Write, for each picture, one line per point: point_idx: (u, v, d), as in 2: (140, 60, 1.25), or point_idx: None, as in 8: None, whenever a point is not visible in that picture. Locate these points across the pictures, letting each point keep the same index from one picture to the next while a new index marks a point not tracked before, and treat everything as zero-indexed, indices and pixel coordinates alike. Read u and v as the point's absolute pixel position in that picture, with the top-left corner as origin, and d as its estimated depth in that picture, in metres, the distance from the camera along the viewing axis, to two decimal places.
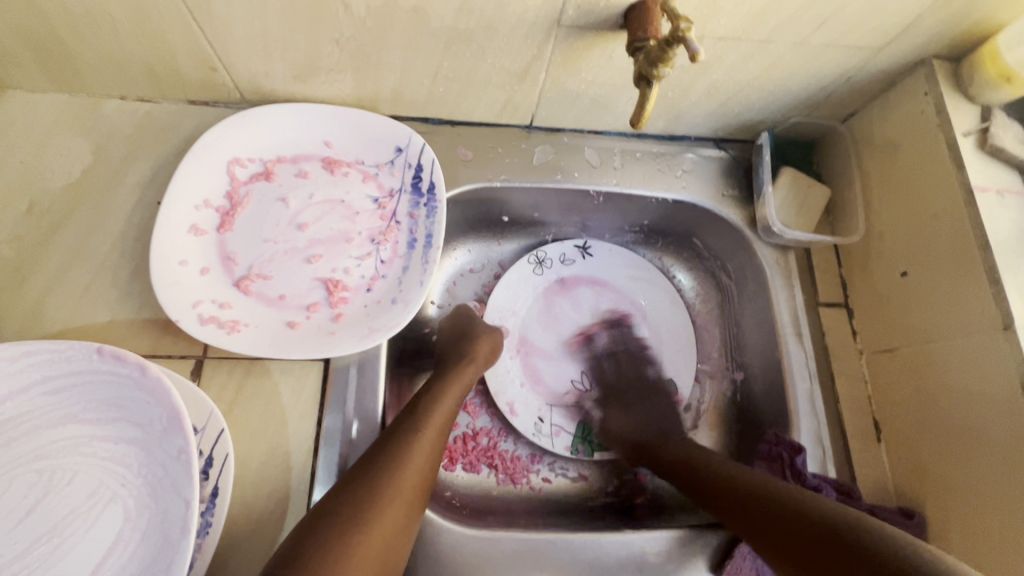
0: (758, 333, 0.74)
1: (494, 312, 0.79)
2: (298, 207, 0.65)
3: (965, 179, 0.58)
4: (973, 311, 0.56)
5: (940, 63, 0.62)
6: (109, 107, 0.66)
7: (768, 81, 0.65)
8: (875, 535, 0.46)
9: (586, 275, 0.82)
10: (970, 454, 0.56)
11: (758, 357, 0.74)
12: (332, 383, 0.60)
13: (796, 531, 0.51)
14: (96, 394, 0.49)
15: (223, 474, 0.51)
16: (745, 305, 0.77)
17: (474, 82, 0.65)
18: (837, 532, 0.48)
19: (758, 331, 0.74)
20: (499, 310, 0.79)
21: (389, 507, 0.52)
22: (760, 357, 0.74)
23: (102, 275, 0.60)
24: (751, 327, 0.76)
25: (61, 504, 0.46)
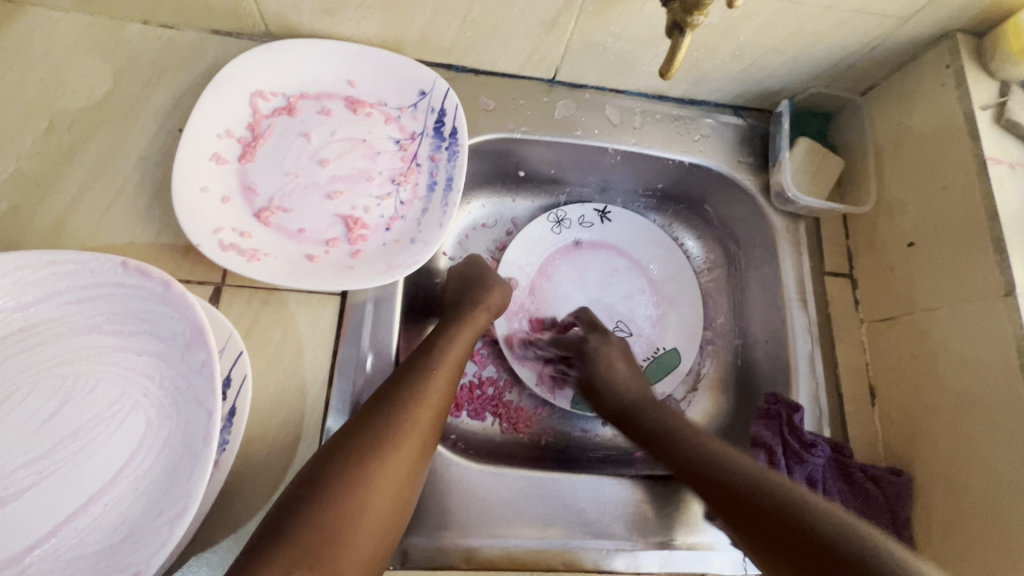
0: (626, 359, 0.73)
1: (507, 268, 0.80)
2: (320, 143, 0.65)
3: (979, 151, 0.59)
4: (979, 279, 0.58)
5: (963, 37, 0.63)
6: (130, 31, 0.65)
7: (794, 46, 0.65)
8: (779, 493, 0.53)
9: (601, 237, 0.83)
10: (961, 415, 0.58)
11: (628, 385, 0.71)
12: (349, 318, 0.61)
13: (739, 496, 0.55)
14: (120, 306, 0.49)
15: (241, 395, 0.52)
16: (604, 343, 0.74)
17: (503, 28, 0.64)
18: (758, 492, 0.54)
19: (629, 365, 0.73)
20: (511, 267, 0.80)
21: (406, 439, 0.54)
22: (624, 390, 0.71)
23: (122, 198, 0.60)
24: (614, 356, 0.73)
25: (84, 410, 0.47)
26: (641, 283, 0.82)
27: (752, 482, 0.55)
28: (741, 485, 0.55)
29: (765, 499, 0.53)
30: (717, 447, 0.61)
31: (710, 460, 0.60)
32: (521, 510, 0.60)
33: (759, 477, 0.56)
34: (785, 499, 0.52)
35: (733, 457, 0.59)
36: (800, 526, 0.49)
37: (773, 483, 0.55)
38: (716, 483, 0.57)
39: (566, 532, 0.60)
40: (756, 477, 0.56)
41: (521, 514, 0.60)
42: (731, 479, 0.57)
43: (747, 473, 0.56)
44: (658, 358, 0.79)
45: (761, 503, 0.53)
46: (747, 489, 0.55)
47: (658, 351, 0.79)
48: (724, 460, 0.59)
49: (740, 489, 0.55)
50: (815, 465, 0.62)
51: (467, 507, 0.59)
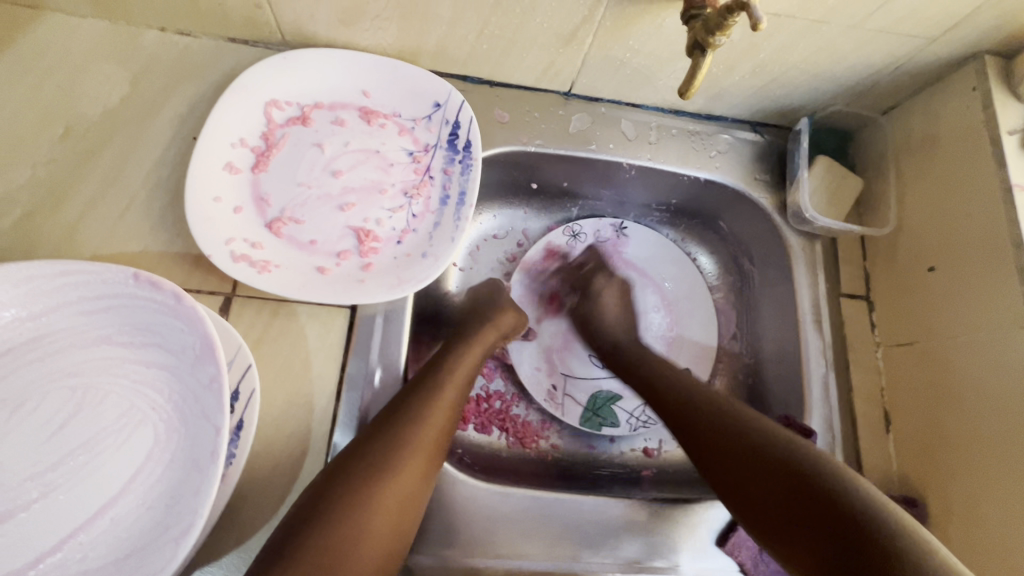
0: (620, 306, 0.77)
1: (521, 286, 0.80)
2: (333, 154, 0.65)
3: (1005, 177, 0.58)
4: (1001, 308, 0.57)
5: (991, 58, 0.62)
6: (147, 37, 0.65)
7: (815, 64, 0.64)
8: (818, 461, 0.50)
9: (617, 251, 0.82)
10: (980, 447, 0.57)
11: (618, 327, 0.75)
12: (358, 331, 0.61)
13: (761, 454, 0.53)
14: (130, 318, 0.49)
15: (249, 408, 0.52)
16: (607, 284, 0.78)
17: (519, 41, 0.64)
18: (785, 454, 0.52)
19: (618, 302, 0.77)
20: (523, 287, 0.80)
21: (412, 457, 0.53)
22: (617, 330, 0.74)
23: (135, 206, 0.60)
24: (608, 296, 0.77)
25: (93, 422, 0.47)
26: (656, 298, 0.81)
27: (787, 444, 0.53)
28: (762, 445, 0.54)
29: (789, 462, 0.51)
30: (736, 405, 0.59)
31: (724, 411, 0.59)
32: (527, 530, 0.59)
33: (795, 444, 0.53)
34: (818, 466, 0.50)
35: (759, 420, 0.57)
36: (824, 492, 0.48)
37: (805, 449, 0.52)
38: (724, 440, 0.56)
39: (573, 553, 0.59)
40: (787, 439, 0.53)
41: (527, 534, 0.59)
42: (755, 437, 0.54)
43: (775, 435, 0.54)
44: None
45: (791, 464, 0.51)
46: (776, 450, 0.52)
47: None
48: (757, 422, 0.56)
49: (764, 449, 0.53)
50: None
51: (472, 527, 0.58)
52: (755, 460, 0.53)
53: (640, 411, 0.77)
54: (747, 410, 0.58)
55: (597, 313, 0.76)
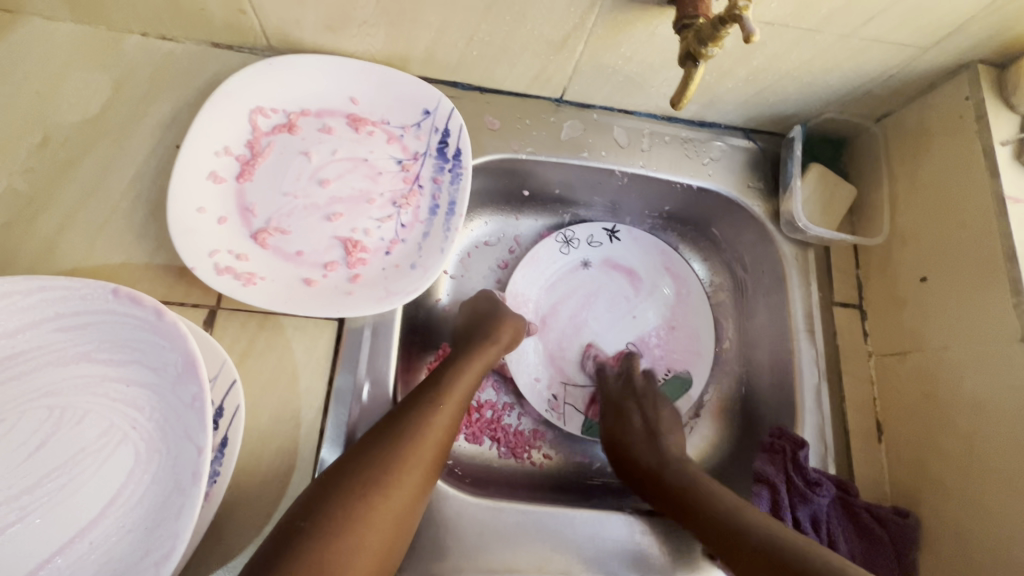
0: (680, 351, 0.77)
1: (514, 296, 0.78)
2: (320, 163, 0.64)
3: (998, 188, 0.58)
4: (993, 321, 0.57)
5: (985, 68, 0.61)
6: (129, 43, 0.63)
7: (809, 73, 0.64)
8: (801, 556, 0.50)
9: (612, 256, 0.81)
10: (971, 461, 0.57)
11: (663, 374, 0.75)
12: (346, 343, 0.60)
13: (742, 550, 0.53)
14: (110, 334, 0.48)
15: (234, 425, 0.51)
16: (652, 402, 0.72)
17: (510, 48, 0.63)
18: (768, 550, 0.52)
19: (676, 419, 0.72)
20: (517, 294, 0.78)
21: (407, 470, 0.52)
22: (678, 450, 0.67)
23: (117, 216, 0.58)
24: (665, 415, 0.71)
25: (72, 442, 0.46)
26: (653, 303, 0.81)
27: (767, 539, 0.53)
28: (742, 542, 0.54)
29: (776, 560, 0.51)
30: (721, 492, 0.60)
31: (708, 499, 0.59)
32: (519, 546, 0.59)
33: (771, 537, 0.53)
34: (801, 563, 0.49)
35: (738, 511, 0.56)
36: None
37: (788, 541, 0.52)
38: (711, 530, 0.56)
39: (565, 567, 0.58)
40: (764, 533, 0.53)
41: (519, 549, 0.58)
42: (737, 531, 0.55)
43: (758, 532, 0.54)
44: (667, 383, 0.77)
45: (777, 562, 0.51)
46: (759, 548, 0.52)
47: (666, 376, 0.78)
48: (738, 517, 0.56)
49: (749, 544, 0.53)
50: (819, 504, 0.60)
51: (462, 542, 0.58)
52: (744, 552, 0.53)
53: None
54: (726, 497, 0.58)
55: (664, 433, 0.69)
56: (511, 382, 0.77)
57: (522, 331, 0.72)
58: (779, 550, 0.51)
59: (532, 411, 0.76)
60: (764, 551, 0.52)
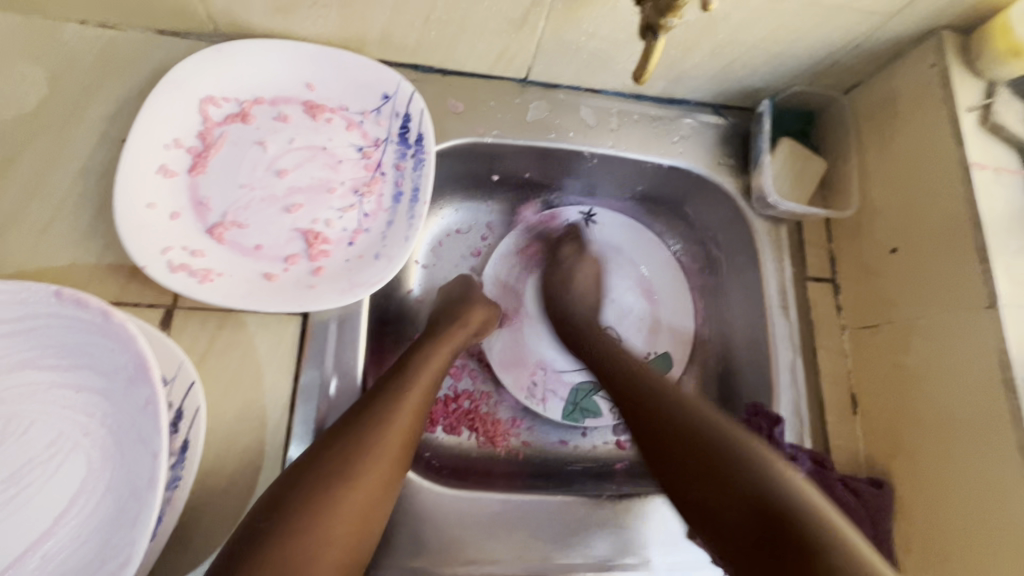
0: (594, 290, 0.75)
1: (493, 287, 0.78)
2: (277, 152, 0.61)
3: (963, 154, 0.58)
4: (962, 289, 0.57)
5: (949, 34, 0.61)
6: (67, 31, 0.60)
7: (774, 44, 0.62)
8: (788, 497, 0.46)
9: (592, 240, 0.80)
10: (943, 428, 0.57)
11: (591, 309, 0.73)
12: (311, 339, 0.58)
13: (719, 474, 0.49)
14: (56, 339, 0.46)
15: (194, 426, 0.49)
16: (576, 254, 0.77)
17: (469, 28, 0.61)
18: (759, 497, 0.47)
19: (592, 275, 0.76)
20: (495, 283, 0.79)
21: (373, 464, 0.50)
22: (583, 307, 0.73)
23: (63, 215, 0.56)
24: (579, 274, 0.75)
25: (19, 453, 0.44)
26: (631, 282, 0.80)
27: (754, 469, 0.49)
28: (722, 464, 0.50)
29: (752, 493, 0.47)
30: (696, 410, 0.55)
31: (688, 420, 0.54)
32: (497, 535, 0.58)
33: (792, 483, 0.47)
34: (785, 504, 0.46)
35: (744, 442, 0.51)
36: (766, 514, 0.46)
37: (777, 487, 0.47)
38: (688, 448, 0.52)
39: (542, 555, 0.58)
40: (773, 475, 0.48)
41: (497, 539, 0.58)
42: (722, 458, 0.50)
43: (756, 481, 0.48)
44: (648, 363, 0.77)
45: (734, 484, 0.48)
46: (746, 487, 0.48)
47: (649, 357, 0.77)
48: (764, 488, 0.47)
49: (732, 475, 0.49)
50: None
51: (440, 534, 0.57)
52: (723, 488, 0.49)
53: None
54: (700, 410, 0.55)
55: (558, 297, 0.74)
56: (488, 370, 0.76)
57: (495, 318, 0.70)
58: (775, 491, 0.47)
59: (509, 399, 0.75)
60: (732, 477, 0.49)
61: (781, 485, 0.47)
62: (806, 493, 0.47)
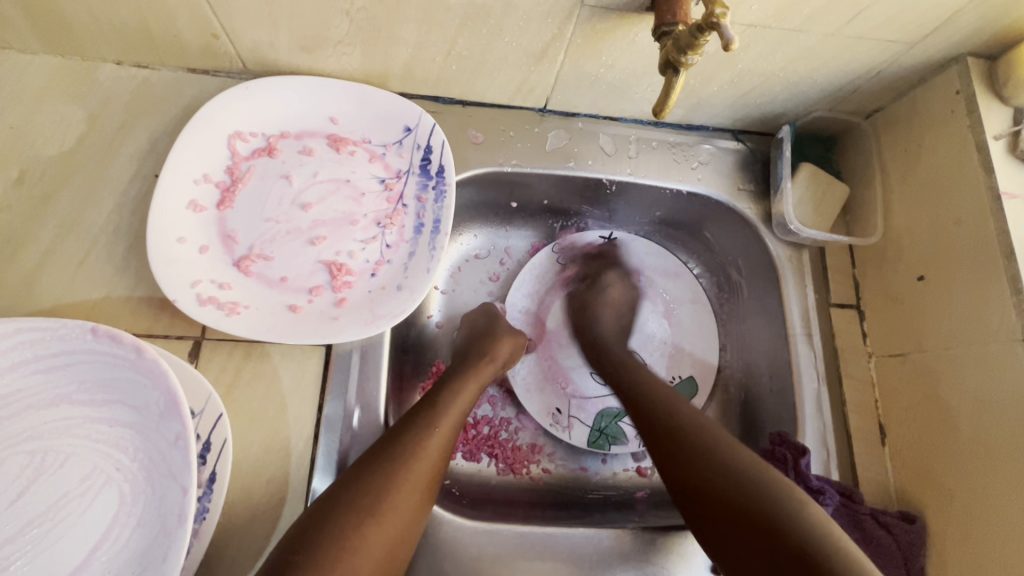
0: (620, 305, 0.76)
1: (512, 313, 0.78)
2: (302, 185, 0.63)
3: (993, 183, 0.57)
4: (993, 319, 0.55)
5: (974, 61, 0.60)
6: (103, 72, 0.63)
7: (795, 72, 0.62)
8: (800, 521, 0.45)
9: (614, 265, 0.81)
10: (976, 464, 0.56)
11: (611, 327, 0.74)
12: (334, 369, 0.59)
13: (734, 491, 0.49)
14: (91, 375, 0.47)
15: (222, 459, 0.50)
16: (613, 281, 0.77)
17: (489, 61, 0.62)
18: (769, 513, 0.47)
19: (621, 300, 0.77)
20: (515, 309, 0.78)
21: (401, 501, 0.51)
22: (608, 329, 0.74)
23: (97, 249, 0.58)
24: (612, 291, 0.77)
25: (54, 487, 0.45)
26: (654, 310, 0.79)
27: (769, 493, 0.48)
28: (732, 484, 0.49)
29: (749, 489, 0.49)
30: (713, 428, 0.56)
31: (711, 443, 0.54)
32: (518, 568, 0.58)
33: (810, 514, 0.46)
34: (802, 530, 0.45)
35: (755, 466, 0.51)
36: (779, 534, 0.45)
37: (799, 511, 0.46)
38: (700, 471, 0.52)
39: None
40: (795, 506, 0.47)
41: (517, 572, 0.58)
42: (742, 481, 0.49)
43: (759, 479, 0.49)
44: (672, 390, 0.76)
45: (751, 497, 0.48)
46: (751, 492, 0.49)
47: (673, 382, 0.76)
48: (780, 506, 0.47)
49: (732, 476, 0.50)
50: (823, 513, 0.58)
51: (460, 566, 0.57)
52: (736, 505, 0.48)
53: None
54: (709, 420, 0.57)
55: (592, 310, 0.75)
56: (508, 396, 0.76)
57: (521, 347, 0.70)
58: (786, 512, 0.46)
59: (529, 425, 0.75)
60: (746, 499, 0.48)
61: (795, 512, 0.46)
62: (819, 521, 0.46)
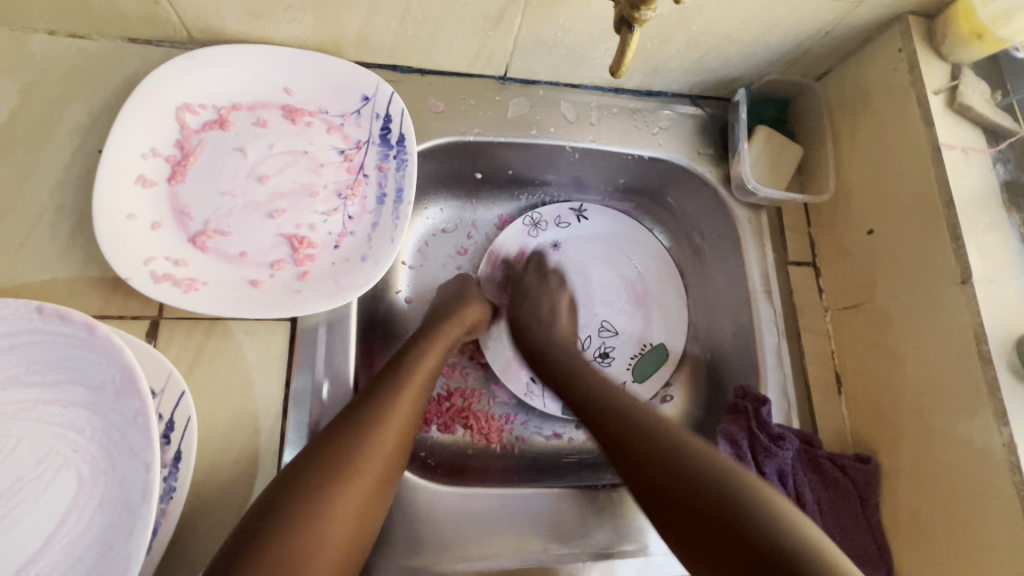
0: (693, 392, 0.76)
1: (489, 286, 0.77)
2: (258, 158, 0.61)
3: (933, 136, 0.59)
4: (936, 266, 0.58)
5: (914, 19, 0.62)
6: (35, 42, 0.59)
7: (747, 33, 0.64)
8: (745, 503, 0.44)
9: (582, 237, 0.81)
10: (922, 401, 0.59)
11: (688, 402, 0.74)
12: (300, 345, 0.58)
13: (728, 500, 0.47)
14: (39, 355, 0.45)
15: (186, 437, 0.48)
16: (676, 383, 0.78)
17: (445, 27, 0.61)
18: (691, 494, 0.46)
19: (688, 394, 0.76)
20: (487, 280, 0.77)
21: (368, 461, 0.50)
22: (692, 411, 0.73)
23: (41, 229, 0.55)
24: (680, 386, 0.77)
25: (7, 472, 0.43)
26: (623, 282, 0.81)
27: (722, 477, 0.46)
28: (664, 477, 0.48)
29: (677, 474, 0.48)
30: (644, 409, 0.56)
31: (660, 429, 0.52)
32: (496, 531, 0.59)
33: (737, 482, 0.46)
34: (745, 515, 0.43)
35: (686, 443, 0.50)
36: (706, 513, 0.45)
37: (706, 463, 0.48)
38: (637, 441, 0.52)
39: (541, 547, 0.59)
40: (715, 482, 0.46)
41: (495, 535, 0.58)
42: (671, 457, 0.49)
43: (675, 447, 0.50)
44: (641, 356, 0.78)
45: (669, 469, 0.48)
46: (684, 475, 0.47)
47: (642, 350, 0.79)
48: (710, 476, 0.47)
49: (656, 462, 0.50)
50: (785, 457, 0.61)
51: (437, 532, 0.57)
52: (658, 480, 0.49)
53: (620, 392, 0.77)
54: (641, 409, 0.56)
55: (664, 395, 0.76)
56: (480, 367, 0.77)
57: (488, 313, 0.71)
58: (728, 489, 0.45)
59: (503, 395, 0.76)
60: (659, 473, 0.49)
61: (775, 519, 0.42)
62: (763, 496, 0.45)
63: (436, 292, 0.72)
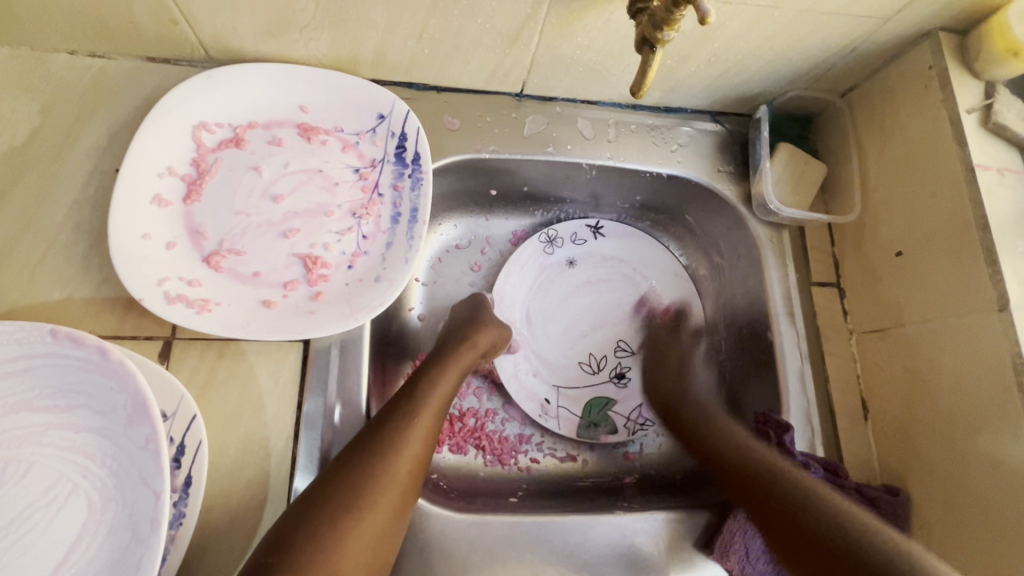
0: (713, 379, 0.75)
1: (504, 304, 0.76)
2: (272, 177, 0.60)
3: (967, 156, 0.57)
4: (970, 292, 0.56)
5: (945, 36, 0.60)
6: (56, 62, 0.59)
7: (771, 50, 0.62)
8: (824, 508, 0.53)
9: (598, 254, 0.80)
10: (955, 432, 0.57)
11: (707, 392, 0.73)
12: (312, 367, 0.57)
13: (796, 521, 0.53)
14: (52, 379, 0.45)
15: (197, 462, 0.48)
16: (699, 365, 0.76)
17: (462, 45, 0.60)
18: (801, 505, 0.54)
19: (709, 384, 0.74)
20: (502, 298, 0.76)
21: (381, 494, 0.49)
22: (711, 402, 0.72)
23: (56, 248, 0.55)
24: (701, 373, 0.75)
25: (17, 498, 0.43)
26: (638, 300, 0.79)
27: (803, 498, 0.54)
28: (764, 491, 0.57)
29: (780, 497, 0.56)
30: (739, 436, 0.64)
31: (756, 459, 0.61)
32: (507, 561, 0.57)
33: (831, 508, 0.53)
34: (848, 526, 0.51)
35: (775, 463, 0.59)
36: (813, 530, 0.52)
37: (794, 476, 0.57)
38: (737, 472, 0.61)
39: None
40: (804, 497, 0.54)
41: (507, 564, 0.57)
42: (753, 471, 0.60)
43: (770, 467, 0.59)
44: None
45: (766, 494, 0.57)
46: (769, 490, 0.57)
47: None
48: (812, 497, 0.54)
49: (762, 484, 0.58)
50: None
51: (449, 561, 0.56)
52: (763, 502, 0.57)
53: (636, 414, 0.75)
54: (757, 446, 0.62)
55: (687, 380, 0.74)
56: (492, 387, 0.75)
57: (506, 338, 0.69)
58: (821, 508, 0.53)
59: (516, 416, 0.75)
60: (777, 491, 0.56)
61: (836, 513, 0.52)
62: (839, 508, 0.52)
63: (452, 312, 0.71)
